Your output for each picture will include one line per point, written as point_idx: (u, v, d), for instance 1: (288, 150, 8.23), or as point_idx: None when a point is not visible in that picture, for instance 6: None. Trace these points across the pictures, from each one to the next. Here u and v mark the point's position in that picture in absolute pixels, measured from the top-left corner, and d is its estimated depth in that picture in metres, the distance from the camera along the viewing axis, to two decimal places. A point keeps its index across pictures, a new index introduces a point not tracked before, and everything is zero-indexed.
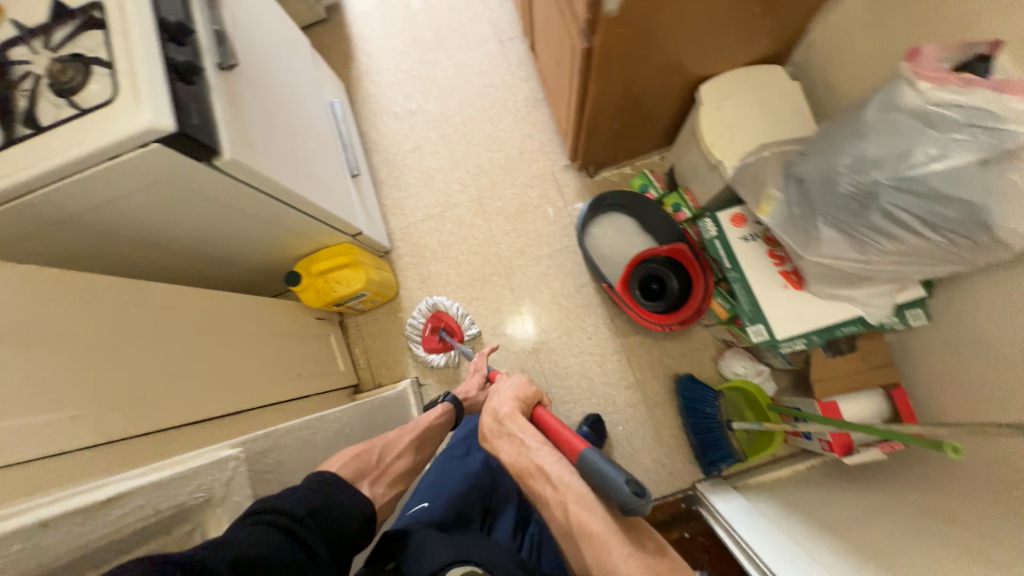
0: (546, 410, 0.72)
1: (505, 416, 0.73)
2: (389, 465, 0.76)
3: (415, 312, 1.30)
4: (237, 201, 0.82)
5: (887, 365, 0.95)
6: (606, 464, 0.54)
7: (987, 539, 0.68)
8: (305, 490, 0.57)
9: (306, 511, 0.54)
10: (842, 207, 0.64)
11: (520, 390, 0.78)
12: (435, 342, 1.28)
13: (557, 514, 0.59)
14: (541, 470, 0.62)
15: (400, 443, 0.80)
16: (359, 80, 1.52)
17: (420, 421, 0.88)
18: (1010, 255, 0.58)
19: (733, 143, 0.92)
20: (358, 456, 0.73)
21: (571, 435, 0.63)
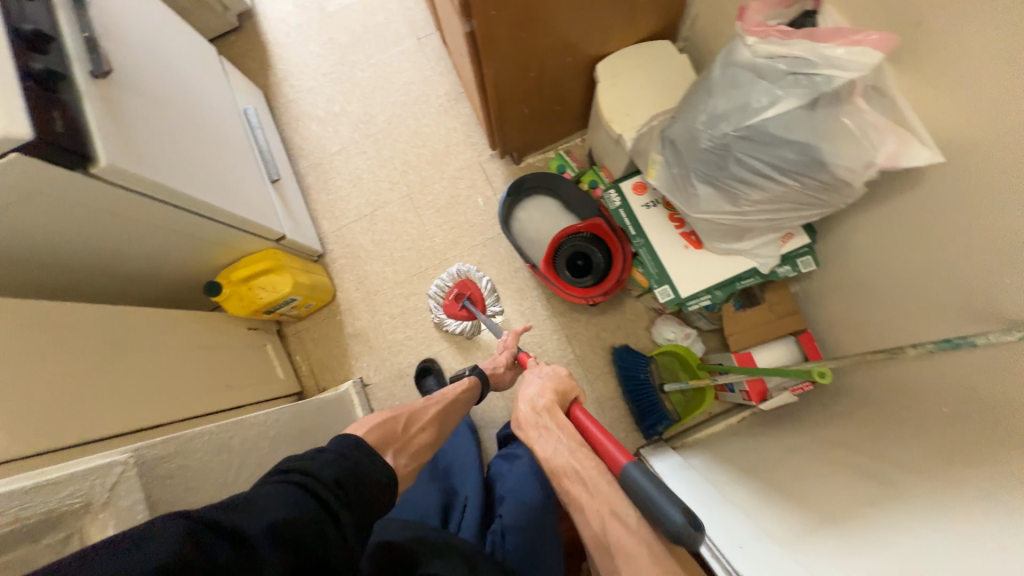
0: (582, 409, 0.72)
1: (545, 409, 0.74)
2: (413, 437, 0.74)
3: (444, 275, 1.31)
4: (134, 211, 0.81)
5: (792, 312, 1.01)
6: (656, 489, 0.53)
7: (876, 459, 0.74)
8: (334, 452, 0.56)
9: (336, 476, 0.53)
10: (706, 162, 0.68)
11: (558, 383, 0.79)
12: (456, 308, 1.27)
13: (592, 523, 0.59)
14: (577, 473, 0.63)
15: (424, 416, 0.79)
16: (278, 86, 1.50)
17: (447, 393, 0.87)
18: (852, 192, 0.64)
19: (629, 116, 0.96)
20: (383, 424, 0.71)
21: (612, 445, 0.63)
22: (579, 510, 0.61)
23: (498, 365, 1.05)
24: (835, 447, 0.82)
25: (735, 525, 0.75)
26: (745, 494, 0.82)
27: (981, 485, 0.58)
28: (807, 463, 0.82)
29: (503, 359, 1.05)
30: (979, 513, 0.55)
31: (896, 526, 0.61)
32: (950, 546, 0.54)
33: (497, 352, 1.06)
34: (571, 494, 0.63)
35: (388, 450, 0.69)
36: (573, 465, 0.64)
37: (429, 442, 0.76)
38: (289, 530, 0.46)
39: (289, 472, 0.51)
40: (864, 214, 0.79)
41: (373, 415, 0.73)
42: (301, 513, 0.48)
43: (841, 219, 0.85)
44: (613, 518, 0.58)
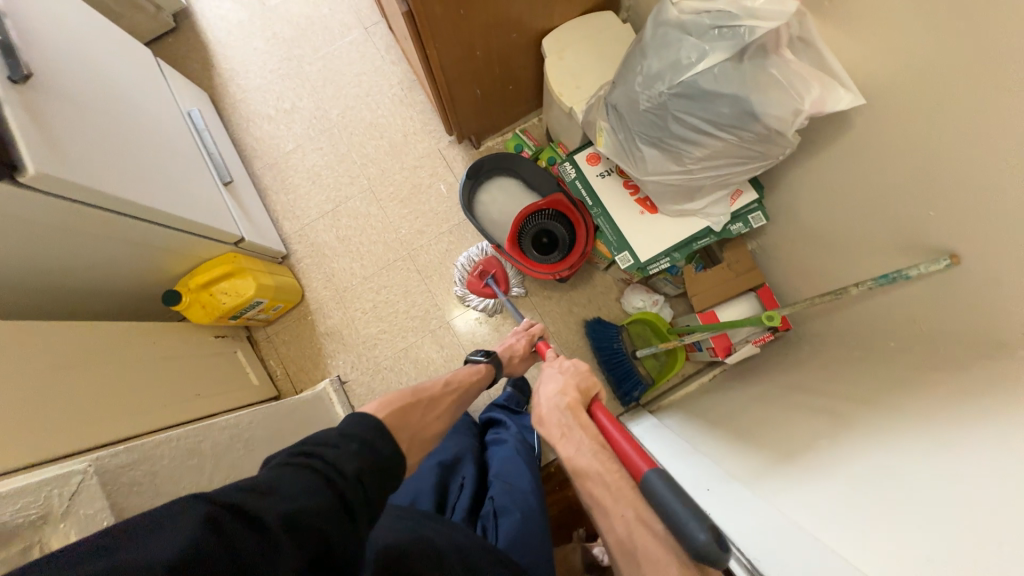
0: (605, 412, 0.71)
1: (567, 408, 0.72)
2: (429, 423, 0.70)
3: (474, 250, 1.29)
4: (78, 221, 0.78)
5: (751, 269, 1.05)
6: (677, 502, 0.50)
7: (831, 396, 0.78)
8: (356, 439, 0.49)
9: (356, 470, 0.46)
10: (648, 123, 0.70)
11: (580, 380, 0.77)
12: (479, 285, 1.26)
13: (615, 527, 0.58)
14: (600, 477, 0.62)
15: (441, 400, 0.75)
16: (224, 86, 1.45)
17: (460, 378, 0.83)
18: (787, 142, 0.66)
19: (578, 89, 0.97)
20: (402, 407, 0.67)
21: (635, 450, 0.61)
22: (603, 515, 0.60)
23: (516, 352, 1.02)
24: (796, 390, 0.86)
25: (704, 470, 0.78)
26: (713, 443, 0.86)
27: (922, 404, 0.62)
28: (771, 408, 0.86)
29: (522, 346, 1.02)
30: (922, 428, 0.59)
31: (849, 448, 0.64)
32: (897, 459, 0.58)
33: (517, 339, 1.02)
34: (594, 497, 0.61)
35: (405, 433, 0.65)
36: (596, 468, 0.63)
37: (442, 429, 0.72)
38: (306, 523, 0.40)
39: (302, 459, 0.45)
40: (807, 166, 0.82)
41: (391, 396, 0.69)
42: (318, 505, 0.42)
43: (786, 173, 0.88)
44: (639, 526, 0.56)
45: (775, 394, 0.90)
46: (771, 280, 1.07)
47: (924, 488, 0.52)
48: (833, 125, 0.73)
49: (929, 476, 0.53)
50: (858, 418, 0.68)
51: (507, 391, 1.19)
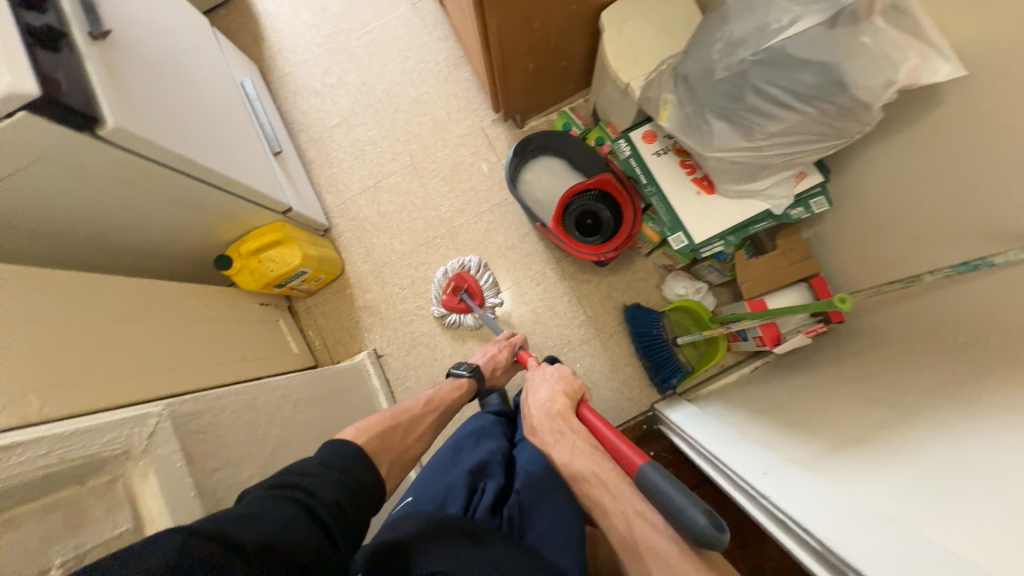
0: (590, 408, 0.73)
1: (558, 414, 0.73)
2: (410, 445, 0.76)
3: (442, 271, 1.30)
4: (147, 181, 0.81)
5: (806, 258, 1.02)
6: (671, 488, 0.52)
7: (895, 386, 0.75)
8: (336, 467, 0.57)
9: (336, 498, 0.53)
10: (721, 94, 0.68)
11: (567, 387, 0.78)
12: (454, 301, 1.26)
13: (616, 525, 0.57)
14: (596, 476, 0.61)
15: (419, 426, 0.79)
16: (273, 60, 1.47)
17: (437, 398, 0.87)
18: (869, 118, 0.63)
19: (636, 64, 0.94)
20: (381, 432, 0.71)
21: (627, 446, 0.62)
22: (603, 514, 0.59)
23: (496, 364, 1.03)
24: (852, 381, 0.84)
25: (756, 458, 0.77)
26: (762, 431, 0.84)
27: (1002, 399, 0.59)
28: (824, 398, 0.83)
29: (503, 356, 1.03)
30: (999, 421, 0.56)
31: (914, 440, 0.61)
32: (968, 451, 0.55)
33: (496, 348, 1.03)
34: (593, 498, 0.61)
35: (386, 457, 0.70)
36: (592, 469, 0.62)
37: (421, 450, 0.78)
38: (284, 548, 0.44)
39: (281, 488, 0.51)
40: (883, 147, 0.79)
41: (371, 421, 0.73)
42: (296, 529, 0.47)
43: (857, 156, 0.85)
44: (637, 518, 0.56)
45: (829, 383, 0.88)
46: (826, 270, 1.03)
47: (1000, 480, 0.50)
48: (921, 102, 0.69)
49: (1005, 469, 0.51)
50: (924, 410, 0.66)
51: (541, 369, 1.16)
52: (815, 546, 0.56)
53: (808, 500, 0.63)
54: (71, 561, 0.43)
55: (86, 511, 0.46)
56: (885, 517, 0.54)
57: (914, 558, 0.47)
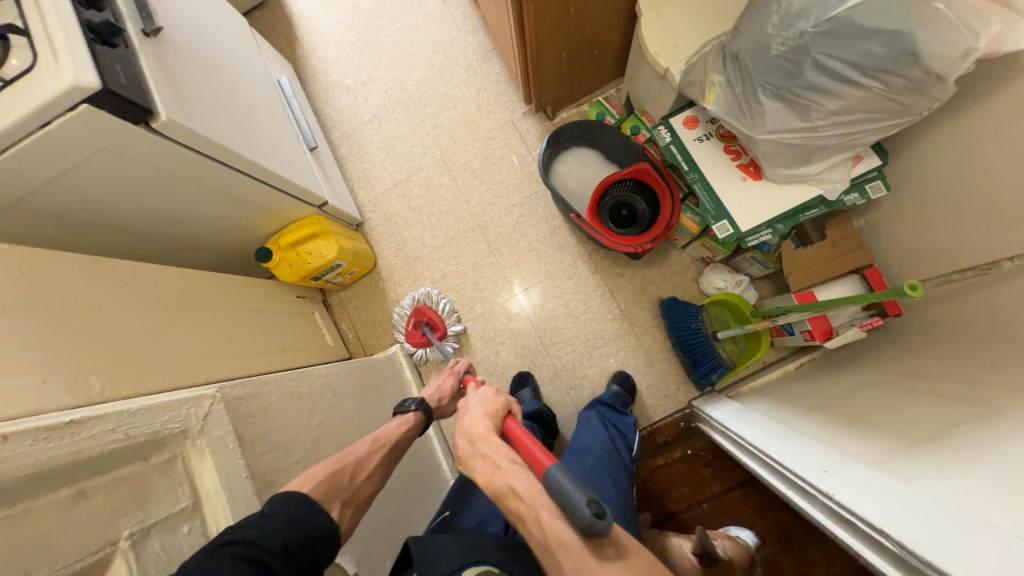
0: (515, 421, 0.62)
1: (478, 436, 0.61)
2: (363, 487, 0.61)
3: (399, 308, 1.29)
4: (193, 171, 0.83)
5: (859, 248, 0.96)
6: (570, 484, 0.48)
7: (964, 382, 0.71)
8: (281, 515, 0.52)
9: (283, 542, 0.50)
10: (777, 72, 0.66)
11: (488, 405, 0.65)
12: (417, 336, 1.27)
13: (533, 533, 0.51)
14: (511, 488, 0.54)
15: (369, 466, 0.64)
16: (307, 58, 1.50)
17: (390, 432, 0.71)
18: (945, 92, 0.59)
19: (676, 48, 0.91)
20: (326, 481, 0.58)
21: (540, 451, 0.55)
22: (522, 525, 0.53)
23: (444, 394, 0.85)
24: (914, 377, 0.79)
25: (812, 455, 0.73)
26: (814, 427, 0.81)
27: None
28: (883, 395, 0.79)
29: (449, 385, 0.87)
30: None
31: (991, 437, 0.57)
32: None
33: (441, 376, 0.86)
34: (512, 509, 0.54)
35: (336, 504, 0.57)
36: (507, 483, 0.54)
37: (375, 494, 0.63)
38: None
39: (225, 544, 0.47)
40: (948, 127, 0.74)
41: (315, 465, 0.60)
42: None
43: (920, 137, 0.79)
44: (548, 519, 0.50)
45: (888, 378, 0.83)
46: (881, 261, 0.97)
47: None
48: (998, 73, 0.64)
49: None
50: (1003, 408, 0.61)
51: (613, 387, 1.15)
52: (893, 549, 0.53)
53: (874, 496, 0.60)
54: (137, 533, 0.44)
55: (149, 486, 0.48)
56: (967, 512, 0.50)
57: (993, 555, 0.44)
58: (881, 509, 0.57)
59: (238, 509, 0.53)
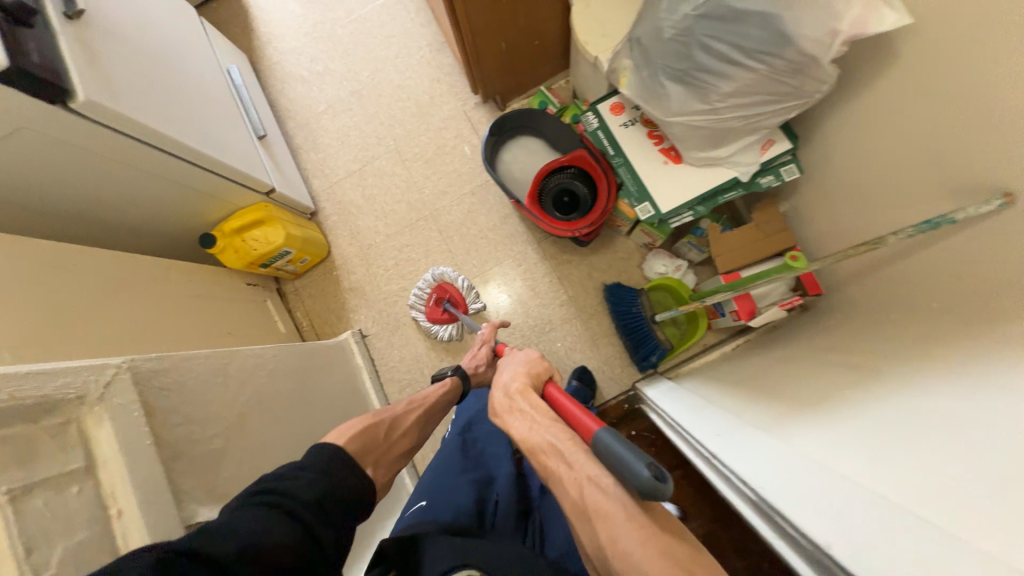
0: (557, 387, 0.66)
1: (518, 393, 0.65)
2: (396, 443, 0.72)
3: (420, 283, 1.28)
4: (121, 153, 0.84)
5: (782, 231, 1.00)
6: (622, 447, 0.48)
7: (862, 354, 0.74)
8: (311, 471, 0.56)
9: (316, 495, 0.54)
10: (672, 54, 0.68)
11: (532, 368, 0.70)
12: (438, 313, 1.27)
13: (570, 494, 0.51)
14: (552, 446, 0.55)
15: (405, 422, 0.76)
16: (262, 49, 1.51)
17: (427, 397, 0.84)
18: (823, 72, 0.63)
19: (604, 37, 0.94)
20: (364, 433, 0.68)
21: (585, 415, 0.57)
22: (559, 485, 0.53)
23: (479, 362, 1.03)
24: (825, 352, 0.83)
25: (713, 420, 0.77)
26: (729, 399, 0.84)
27: (970, 361, 0.57)
28: (794, 369, 0.83)
29: (484, 352, 1.04)
30: (952, 386, 0.55)
31: (869, 400, 0.61)
32: (916, 414, 0.55)
33: (476, 347, 1.03)
34: (547, 469, 0.55)
35: (370, 457, 0.66)
36: (548, 440, 0.56)
37: (406, 450, 0.74)
38: (263, 553, 0.47)
39: (260, 496, 0.51)
40: (849, 112, 0.78)
41: (354, 420, 0.69)
42: (278, 535, 0.48)
43: (826, 122, 0.83)
44: (590, 484, 0.50)
45: (803, 354, 0.87)
46: (804, 244, 1.01)
47: (949, 437, 0.49)
48: (885, 60, 0.68)
49: (947, 423, 0.51)
50: (884, 375, 0.65)
51: (572, 383, 1.17)
52: (750, 496, 0.57)
53: (752, 453, 0.64)
54: (18, 489, 0.46)
55: (38, 448, 0.49)
56: (828, 466, 0.54)
57: (844, 507, 0.48)
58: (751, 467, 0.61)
59: (136, 472, 0.54)
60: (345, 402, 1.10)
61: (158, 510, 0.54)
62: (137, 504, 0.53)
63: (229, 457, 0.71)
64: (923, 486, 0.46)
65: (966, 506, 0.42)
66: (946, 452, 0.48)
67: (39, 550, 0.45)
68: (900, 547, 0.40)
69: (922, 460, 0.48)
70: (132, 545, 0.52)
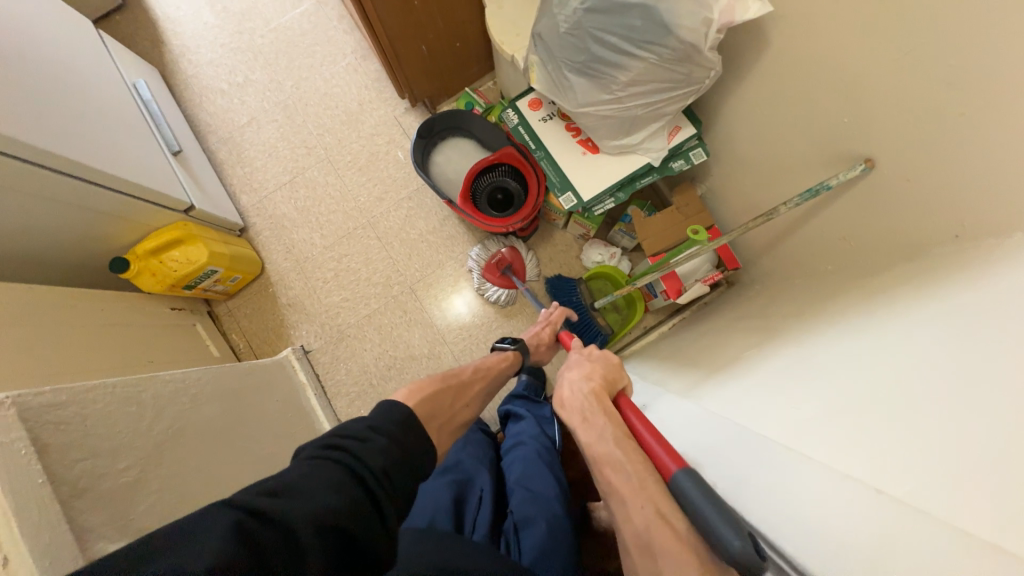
0: (632, 404, 0.65)
1: (591, 395, 0.67)
2: (459, 412, 0.73)
3: (494, 240, 1.26)
4: (5, 175, 0.77)
5: (701, 212, 1.06)
6: (710, 507, 0.45)
7: (771, 319, 0.80)
8: (382, 435, 0.52)
9: (383, 466, 0.49)
10: (570, 48, 0.71)
11: (609, 375, 0.72)
12: (496, 274, 1.23)
13: (633, 520, 0.51)
14: (622, 467, 0.55)
15: (469, 392, 0.78)
16: (174, 62, 1.43)
17: (488, 367, 0.85)
18: (707, 59, 0.68)
19: (518, 37, 0.97)
20: (434, 397, 0.69)
21: (662, 447, 0.55)
22: (620, 508, 0.53)
23: (541, 341, 1.02)
24: (743, 321, 0.89)
25: (645, 391, 0.82)
26: (661, 374, 0.88)
27: (854, 311, 0.63)
28: (716, 339, 0.88)
29: (546, 335, 1.02)
30: (855, 334, 0.58)
31: (774, 355, 0.67)
32: (823, 365, 0.58)
33: (541, 327, 1.03)
34: (611, 485, 0.55)
35: (435, 422, 0.67)
36: (617, 457, 0.56)
37: (467, 417, 0.76)
38: (332, 524, 0.41)
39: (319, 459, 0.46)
40: (742, 98, 0.84)
41: (424, 384, 0.70)
42: (345, 504, 0.43)
43: (724, 108, 0.90)
44: (659, 520, 0.49)
45: (726, 325, 0.93)
46: (723, 223, 1.08)
47: (909, 385, 0.46)
48: (765, 50, 0.75)
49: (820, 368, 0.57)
50: (787, 334, 0.70)
51: (524, 378, 1.17)
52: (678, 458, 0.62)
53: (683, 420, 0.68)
54: None
55: None
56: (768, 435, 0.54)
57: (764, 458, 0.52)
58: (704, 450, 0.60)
59: (25, 515, 0.50)
60: (285, 422, 1.06)
61: (55, 553, 0.50)
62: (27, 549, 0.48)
63: (147, 490, 0.66)
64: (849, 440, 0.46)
65: (855, 445, 0.45)
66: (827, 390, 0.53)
67: None
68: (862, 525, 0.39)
69: (889, 420, 0.45)
70: None
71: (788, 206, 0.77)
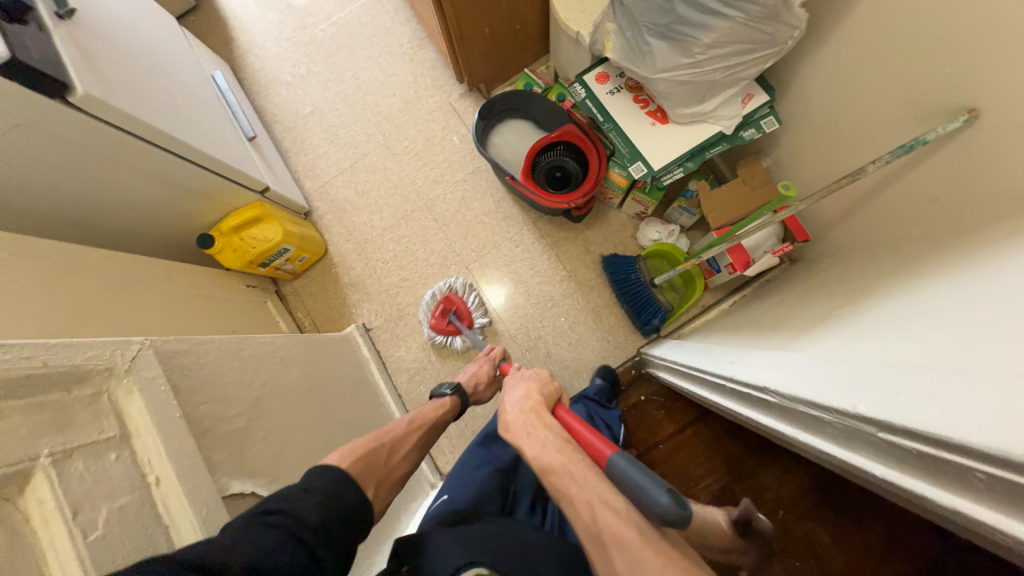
0: (567, 409, 0.61)
1: (530, 407, 0.62)
2: (396, 467, 0.68)
3: (430, 294, 1.29)
4: (116, 149, 0.84)
5: (767, 184, 1.05)
6: (642, 475, 0.46)
7: (853, 283, 0.79)
8: (319, 490, 0.54)
9: (320, 518, 0.51)
10: (654, 11, 0.75)
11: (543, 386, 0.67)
12: (443, 325, 1.25)
13: (581, 514, 0.48)
14: (567, 467, 0.52)
15: (408, 444, 0.72)
16: (243, 57, 1.52)
17: (424, 416, 0.78)
18: (796, 18, 0.67)
19: (582, 12, 0.97)
20: (367, 455, 0.64)
21: (596, 437, 0.54)
22: (567, 503, 0.50)
23: (480, 378, 0.94)
24: (822, 287, 0.87)
25: (726, 354, 0.81)
26: (736, 341, 0.87)
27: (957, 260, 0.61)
28: (791, 307, 0.87)
29: (484, 371, 0.95)
30: (968, 274, 0.55)
31: (868, 309, 0.65)
32: (937, 301, 0.55)
33: (479, 364, 0.96)
34: (557, 487, 0.52)
35: (369, 479, 0.62)
36: (561, 459, 0.53)
37: (405, 474, 0.69)
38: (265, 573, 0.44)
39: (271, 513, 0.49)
40: (825, 60, 0.84)
41: (355, 441, 0.66)
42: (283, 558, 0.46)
43: (803, 73, 0.89)
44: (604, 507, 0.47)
45: (800, 293, 0.92)
46: None
47: None
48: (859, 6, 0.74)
49: (934, 305, 0.55)
50: (878, 291, 0.69)
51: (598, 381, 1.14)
52: (773, 400, 0.60)
53: (770, 366, 0.66)
54: (59, 453, 0.46)
55: (73, 415, 0.49)
56: (874, 363, 0.51)
57: (869, 376, 0.50)
58: (784, 381, 0.59)
59: (170, 443, 0.54)
60: (357, 391, 1.10)
61: (195, 480, 0.54)
62: (176, 472, 0.53)
63: (255, 436, 0.70)
64: (970, 350, 0.44)
65: (978, 350, 0.43)
66: (943, 320, 0.51)
67: (87, 511, 0.45)
68: (975, 398, 0.37)
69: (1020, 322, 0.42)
70: (174, 513, 0.51)
71: (877, 165, 0.76)
